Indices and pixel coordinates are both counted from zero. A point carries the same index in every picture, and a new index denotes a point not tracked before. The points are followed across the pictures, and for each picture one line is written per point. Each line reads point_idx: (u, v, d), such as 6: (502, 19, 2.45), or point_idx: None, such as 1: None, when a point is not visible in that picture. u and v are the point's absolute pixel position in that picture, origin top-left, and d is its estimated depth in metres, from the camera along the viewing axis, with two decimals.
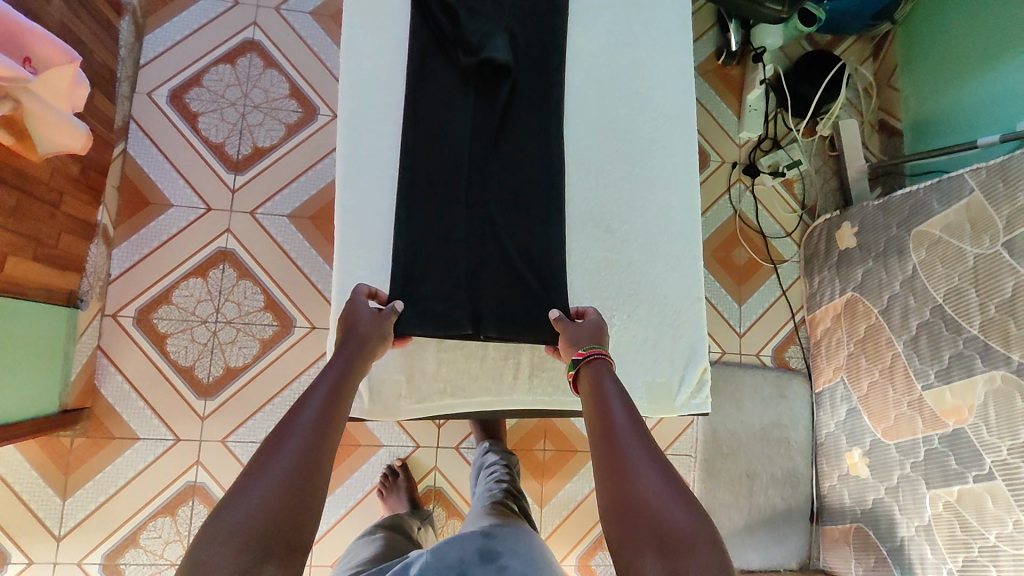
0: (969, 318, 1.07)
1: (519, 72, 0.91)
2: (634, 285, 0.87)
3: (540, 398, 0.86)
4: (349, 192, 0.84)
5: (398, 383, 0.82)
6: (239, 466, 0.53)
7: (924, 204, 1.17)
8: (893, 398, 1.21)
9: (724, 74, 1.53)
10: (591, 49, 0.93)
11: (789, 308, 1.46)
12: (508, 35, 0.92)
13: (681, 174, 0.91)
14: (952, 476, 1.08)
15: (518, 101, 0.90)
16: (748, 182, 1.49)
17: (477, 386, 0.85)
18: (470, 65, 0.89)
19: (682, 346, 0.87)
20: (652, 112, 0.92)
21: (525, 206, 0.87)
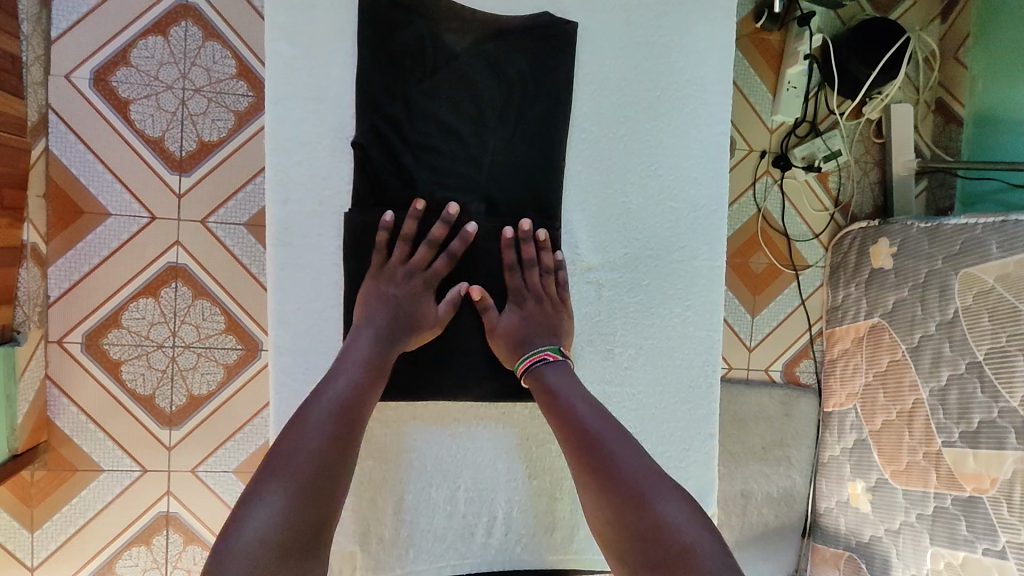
0: (1010, 387, 0.95)
1: (505, 174, 0.71)
2: (634, 396, 0.72)
3: (521, 556, 0.71)
4: (285, 318, 0.68)
5: (352, 554, 0.67)
6: (246, 486, 0.56)
7: (979, 243, 1.01)
8: (908, 443, 1.12)
9: (761, 40, 1.27)
10: (597, 95, 0.73)
11: (807, 319, 1.33)
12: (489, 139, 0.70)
13: (698, 264, 0.74)
14: (961, 541, 1.02)
15: (502, 214, 0.71)
16: (776, 175, 1.30)
17: (445, 548, 0.69)
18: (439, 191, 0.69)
19: (688, 489, 0.73)
20: (671, 199, 0.74)
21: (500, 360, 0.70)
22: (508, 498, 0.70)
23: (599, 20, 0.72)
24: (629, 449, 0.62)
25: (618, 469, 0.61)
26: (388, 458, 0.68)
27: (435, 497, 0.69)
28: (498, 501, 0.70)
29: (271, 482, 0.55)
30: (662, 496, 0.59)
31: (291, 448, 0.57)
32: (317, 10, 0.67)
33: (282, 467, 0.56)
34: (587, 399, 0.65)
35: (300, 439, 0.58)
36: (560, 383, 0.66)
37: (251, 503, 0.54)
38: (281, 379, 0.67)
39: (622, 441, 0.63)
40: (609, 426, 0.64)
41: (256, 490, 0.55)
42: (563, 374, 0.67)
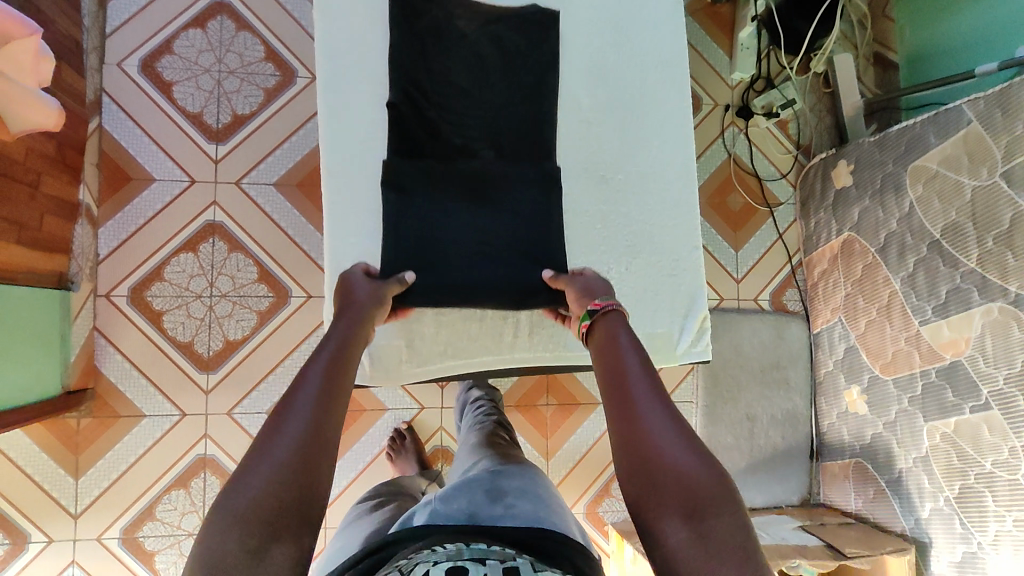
0: (967, 251, 1.07)
1: (507, 48, 0.83)
2: (630, 227, 0.84)
3: (540, 353, 0.85)
4: (335, 158, 0.78)
5: (398, 348, 0.81)
6: (245, 453, 0.51)
7: (920, 138, 1.15)
8: (891, 334, 1.22)
9: (714, 13, 1.48)
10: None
11: (785, 251, 1.46)
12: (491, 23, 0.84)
13: (673, 123, 0.86)
14: (949, 407, 1.10)
15: (511, 75, 0.84)
16: (741, 125, 1.46)
17: (477, 347, 0.84)
18: (465, 60, 0.83)
19: (682, 294, 0.85)
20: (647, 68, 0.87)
21: (515, 191, 0.82)
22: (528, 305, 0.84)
23: None
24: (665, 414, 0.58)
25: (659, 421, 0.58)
26: (428, 271, 0.79)
27: (471, 315, 0.83)
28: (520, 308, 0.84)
29: (270, 446, 0.50)
30: (697, 451, 0.56)
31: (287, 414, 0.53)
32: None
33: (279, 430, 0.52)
34: (637, 357, 0.64)
35: (298, 404, 0.54)
36: (627, 342, 0.66)
37: (251, 468, 0.49)
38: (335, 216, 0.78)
39: (666, 398, 0.60)
40: (654, 381, 0.61)
41: (257, 458, 0.50)
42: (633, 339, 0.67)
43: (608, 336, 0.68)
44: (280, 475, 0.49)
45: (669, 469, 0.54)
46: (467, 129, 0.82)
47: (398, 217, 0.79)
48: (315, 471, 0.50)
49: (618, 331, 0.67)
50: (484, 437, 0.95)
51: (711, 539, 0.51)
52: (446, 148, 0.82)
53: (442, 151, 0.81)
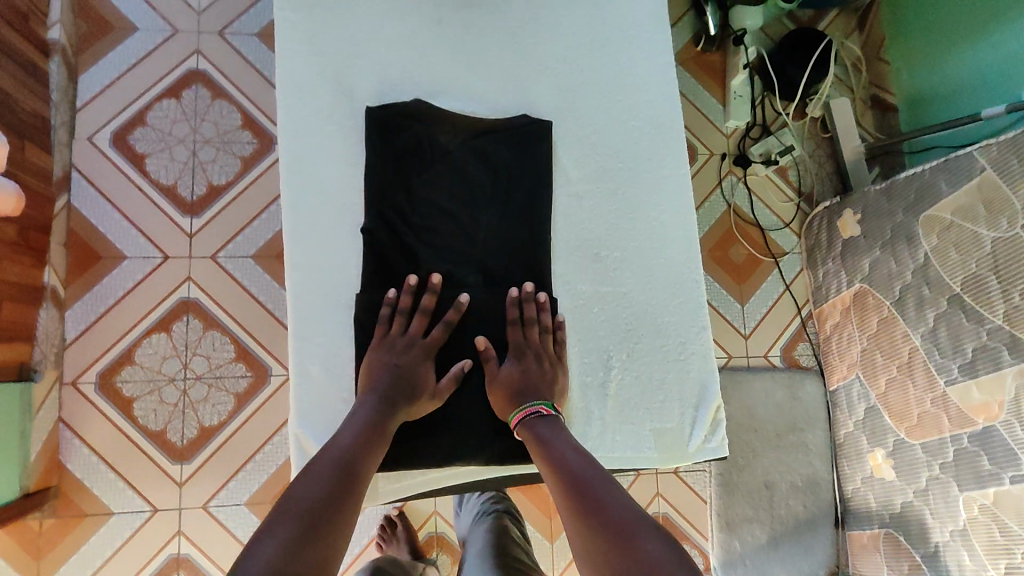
0: (992, 307, 0.99)
1: (486, 117, 0.77)
2: (630, 300, 0.77)
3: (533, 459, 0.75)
4: (302, 244, 0.71)
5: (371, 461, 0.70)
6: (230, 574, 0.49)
7: (931, 185, 1.09)
8: (914, 395, 1.13)
9: (704, 61, 1.44)
10: (561, 42, 0.81)
11: (794, 304, 1.38)
12: (471, 87, 0.78)
13: (671, 186, 0.80)
14: (987, 477, 1.01)
15: (497, 144, 0.77)
16: (740, 173, 1.41)
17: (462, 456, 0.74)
18: (456, 137, 0.76)
19: (691, 383, 0.76)
20: (640, 132, 0.81)
21: (505, 275, 0.75)
22: None
23: None
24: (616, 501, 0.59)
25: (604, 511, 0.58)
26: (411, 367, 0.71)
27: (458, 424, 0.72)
28: None
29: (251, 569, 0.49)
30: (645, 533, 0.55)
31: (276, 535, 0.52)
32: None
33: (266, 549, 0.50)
34: (575, 447, 0.66)
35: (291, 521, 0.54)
36: (554, 436, 0.67)
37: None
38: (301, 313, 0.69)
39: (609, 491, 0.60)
40: (593, 474, 0.62)
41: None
42: (559, 435, 0.67)
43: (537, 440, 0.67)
44: None
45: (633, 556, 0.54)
46: (453, 213, 0.75)
47: (372, 312, 0.71)
48: None
49: (544, 431, 0.67)
50: (502, 566, 0.87)
51: None
52: (429, 230, 0.74)
53: (423, 230, 0.74)
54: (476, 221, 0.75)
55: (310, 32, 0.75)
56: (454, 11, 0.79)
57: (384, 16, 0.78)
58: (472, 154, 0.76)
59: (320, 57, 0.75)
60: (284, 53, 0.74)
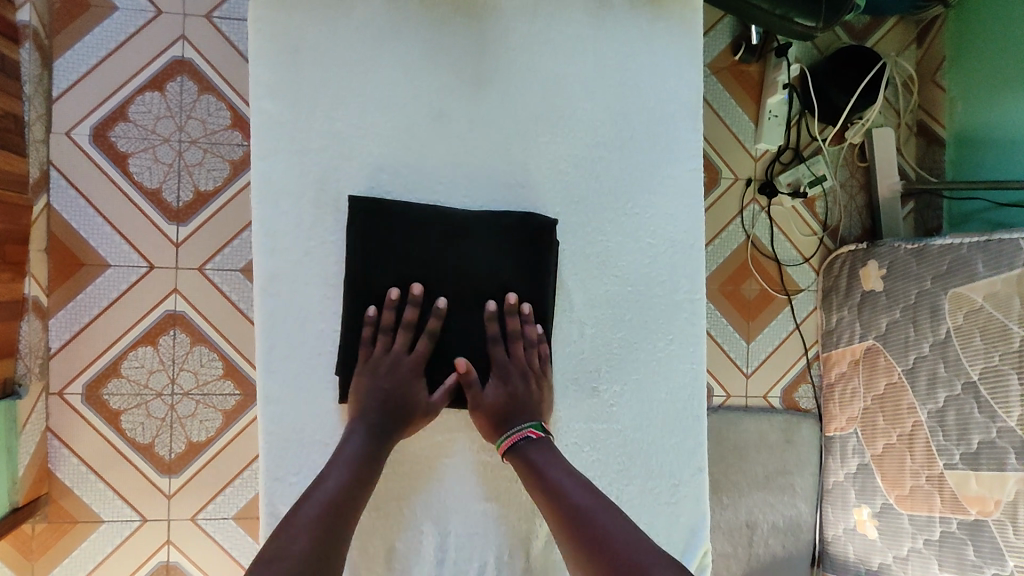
0: (1008, 407, 0.95)
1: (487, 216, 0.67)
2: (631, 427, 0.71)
3: None
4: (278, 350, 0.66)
5: None
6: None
7: (966, 262, 1.03)
8: (910, 467, 1.11)
9: (740, 73, 1.32)
10: (578, 121, 0.70)
11: (802, 344, 1.33)
12: (472, 184, 0.68)
13: (683, 309, 0.72)
14: (969, 566, 1.00)
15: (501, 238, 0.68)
16: (764, 202, 1.32)
17: None
18: (448, 233, 0.67)
19: (680, 528, 0.71)
20: (651, 236, 0.71)
21: (490, 392, 0.68)
22: (499, 538, 0.69)
23: (576, 55, 0.70)
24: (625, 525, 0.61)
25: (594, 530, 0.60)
26: (392, 493, 0.68)
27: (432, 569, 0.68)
28: (489, 544, 0.69)
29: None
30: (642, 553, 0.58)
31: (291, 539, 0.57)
32: (302, 52, 0.65)
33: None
34: (568, 472, 0.64)
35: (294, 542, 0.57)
36: (545, 460, 0.65)
37: None
38: (270, 430, 0.65)
39: (606, 512, 0.61)
40: (587, 489, 0.63)
41: None
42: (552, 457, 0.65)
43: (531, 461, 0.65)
44: None
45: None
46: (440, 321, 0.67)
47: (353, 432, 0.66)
48: None
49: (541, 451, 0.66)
50: None
51: None
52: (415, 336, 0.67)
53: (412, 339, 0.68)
54: (464, 334, 0.68)
55: (291, 105, 0.65)
56: (458, 95, 0.68)
57: (374, 85, 0.66)
58: (467, 257, 0.67)
59: (303, 134, 0.65)
60: (260, 131, 0.64)
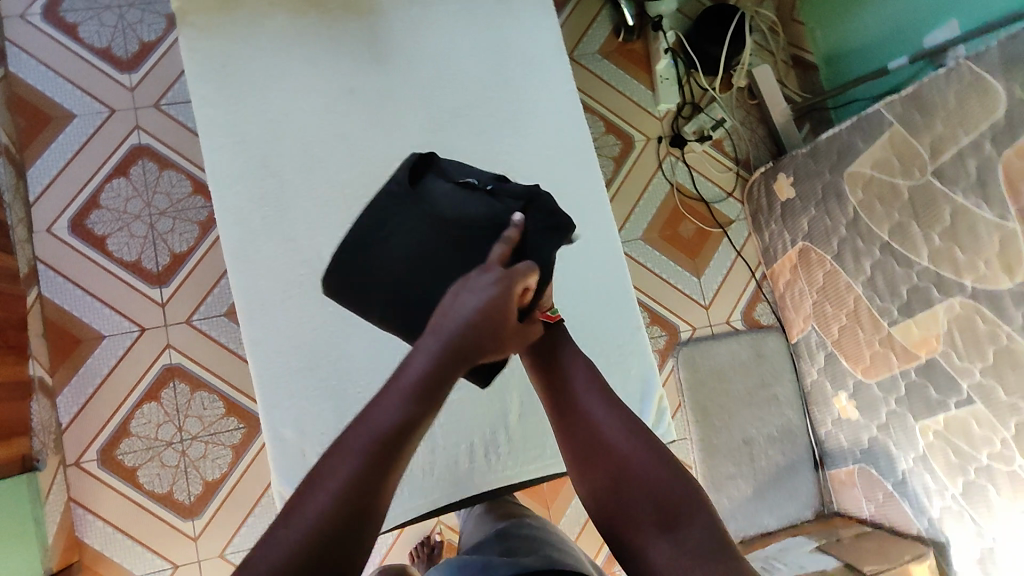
0: (916, 250, 1.06)
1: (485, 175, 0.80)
2: (572, 310, 0.82)
3: (501, 473, 0.82)
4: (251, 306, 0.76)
5: None
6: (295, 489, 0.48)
7: (850, 145, 1.16)
8: (864, 338, 1.20)
9: (627, 51, 1.51)
10: (466, 78, 0.84)
11: (748, 268, 1.45)
12: (390, 146, 0.81)
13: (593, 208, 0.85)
14: (936, 405, 1.08)
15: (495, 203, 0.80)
16: (678, 153, 1.48)
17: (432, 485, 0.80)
18: (449, 204, 0.70)
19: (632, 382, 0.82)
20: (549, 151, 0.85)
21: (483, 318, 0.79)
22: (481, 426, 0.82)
23: (454, 28, 0.85)
24: (609, 410, 0.65)
25: (586, 411, 0.65)
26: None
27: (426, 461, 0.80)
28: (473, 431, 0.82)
29: (331, 481, 0.48)
30: (630, 436, 0.62)
31: (373, 430, 0.50)
32: (229, 72, 0.80)
33: (352, 460, 0.49)
34: (585, 371, 0.69)
35: (372, 434, 0.50)
36: (571, 363, 0.69)
37: (299, 509, 0.47)
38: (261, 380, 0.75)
39: (604, 401, 0.66)
40: (589, 387, 0.67)
41: (302, 504, 0.47)
42: (575, 359, 0.70)
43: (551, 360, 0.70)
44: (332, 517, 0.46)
45: (628, 473, 0.60)
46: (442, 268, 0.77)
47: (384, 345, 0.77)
48: (363, 513, 0.48)
49: (568, 359, 0.70)
50: (492, 508, 0.96)
51: (671, 534, 0.56)
52: None
53: None
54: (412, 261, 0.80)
55: (229, 114, 0.79)
56: (365, 77, 0.82)
57: (292, 85, 0.81)
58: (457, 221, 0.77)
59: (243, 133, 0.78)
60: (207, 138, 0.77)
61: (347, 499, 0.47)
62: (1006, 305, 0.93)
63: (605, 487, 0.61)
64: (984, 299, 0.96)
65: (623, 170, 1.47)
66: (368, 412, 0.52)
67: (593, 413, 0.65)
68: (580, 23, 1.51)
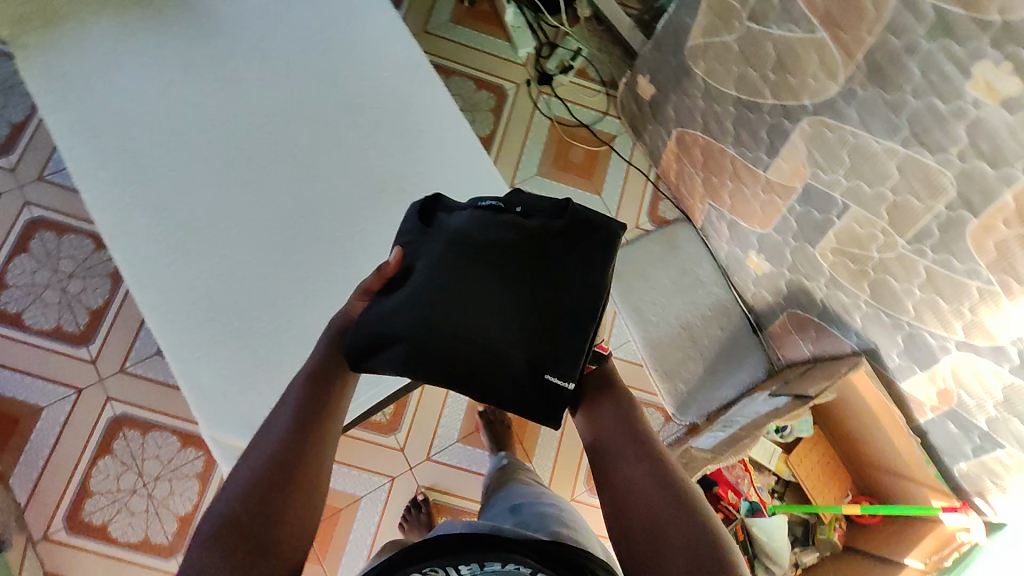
0: (760, 92, 1.15)
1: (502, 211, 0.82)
2: (583, 297, 0.76)
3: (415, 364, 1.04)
4: None
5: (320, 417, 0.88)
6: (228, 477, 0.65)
7: (681, 24, 1.26)
8: (749, 193, 1.28)
9: (475, 14, 1.61)
10: None
11: (641, 174, 1.56)
12: None
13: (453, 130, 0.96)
14: (823, 225, 1.15)
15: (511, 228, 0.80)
16: (549, 90, 1.57)
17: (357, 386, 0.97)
18: (474, 227, 0.80)
19: None
20: None
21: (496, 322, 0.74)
22: None
23: None
24: (655, 484, 0.67)
25: (639, 489, 0.67)
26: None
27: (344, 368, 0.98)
28: None
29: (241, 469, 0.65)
30: (676, 513, 0.65)
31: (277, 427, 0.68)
32: None
33: (259, 448, 0.66)
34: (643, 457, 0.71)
35: (278, 422, 0.68)
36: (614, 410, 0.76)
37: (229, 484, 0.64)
38: None
39: (661, 484, 0.67)
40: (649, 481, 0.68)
41: (232, 481, 0.64)
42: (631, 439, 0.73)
43: (600, 413, 0.76)
44: (236, 507, 0.62)
45: (673, 543, 0.63)
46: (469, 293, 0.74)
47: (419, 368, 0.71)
48: (267, 495, 0.62)
49: (606, 410, 0.76)
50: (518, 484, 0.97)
51: None
52: None
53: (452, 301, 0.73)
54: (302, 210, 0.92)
55: None
56: None
57: None
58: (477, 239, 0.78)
59: None
60: None
61: (249, 478, 0.64)
62: (841, 107, 1.02)
63: (643, 534, 0.64)
64: (823, 110, 1.05)
65: (503, 118, 1.54)
66: (273, 419, 0.69)
67: (645, 485, 0.67)
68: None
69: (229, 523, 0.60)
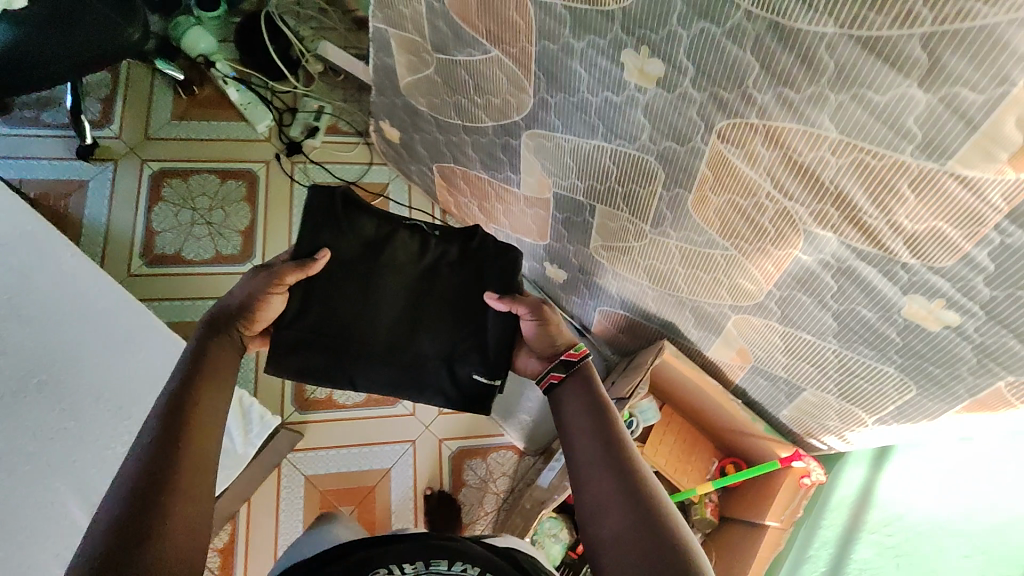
0: (477, 118, 1.10)
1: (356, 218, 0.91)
2: (470, 284, 0.94)
3: None
4: None
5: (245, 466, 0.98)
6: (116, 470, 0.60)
7: (387, 66, 1.19)
8: (516, 210, 1.24)
9: (197, 102, 1.48)
10: None
11: (426, 213, 1.49)
12: None
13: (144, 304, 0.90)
14: (585, 225, 1.12)
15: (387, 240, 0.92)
16: (303, 158, 1.48)
17: None
18: (359, 247, 0.91)
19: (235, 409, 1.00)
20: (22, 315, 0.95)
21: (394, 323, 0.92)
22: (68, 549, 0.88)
23: None
24: (615, 473, 0.70)
25: (606, 478, 0.70)
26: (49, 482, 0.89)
27: None
28: None
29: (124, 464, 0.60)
30: (644, 506, 0.67)
31: (148, 426, 0.63)
32: None
33: (137, 444, 0.62)
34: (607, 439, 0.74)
35: (151, 421, 0.64)
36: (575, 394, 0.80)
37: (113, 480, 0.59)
38: None
39: (623, 466, 0.70)
40: (618, 464, 0.71)
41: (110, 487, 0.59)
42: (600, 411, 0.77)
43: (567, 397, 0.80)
44: (122, 498, 0.57)
45: (648, 533, 0.64)
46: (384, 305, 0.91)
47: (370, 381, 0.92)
48: (152, 489, 0.58)
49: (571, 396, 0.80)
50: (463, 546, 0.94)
51: None
52: None
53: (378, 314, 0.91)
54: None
55: None
56: None
57: None
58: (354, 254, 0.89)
59: None
60: None
61: (127, 481, 0.58)
62: (543, 117, 0.98)
63: (621, 524, 0.66)
64: (532, 123, 1.01)
65: (261, 203, 1.44)
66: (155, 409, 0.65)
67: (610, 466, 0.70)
68: (138, 103, 1.46)
69: (112, 529, 0.55)
